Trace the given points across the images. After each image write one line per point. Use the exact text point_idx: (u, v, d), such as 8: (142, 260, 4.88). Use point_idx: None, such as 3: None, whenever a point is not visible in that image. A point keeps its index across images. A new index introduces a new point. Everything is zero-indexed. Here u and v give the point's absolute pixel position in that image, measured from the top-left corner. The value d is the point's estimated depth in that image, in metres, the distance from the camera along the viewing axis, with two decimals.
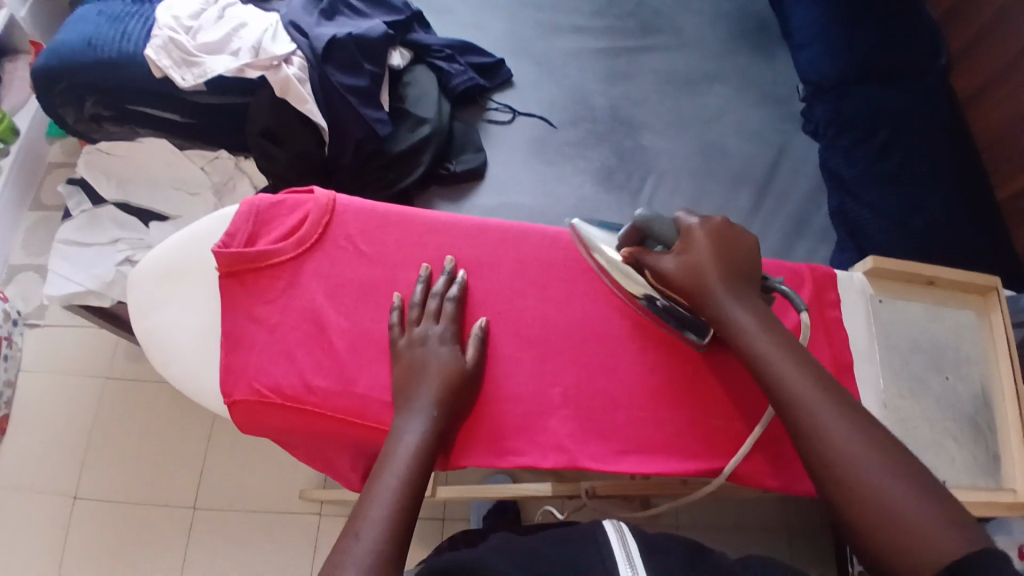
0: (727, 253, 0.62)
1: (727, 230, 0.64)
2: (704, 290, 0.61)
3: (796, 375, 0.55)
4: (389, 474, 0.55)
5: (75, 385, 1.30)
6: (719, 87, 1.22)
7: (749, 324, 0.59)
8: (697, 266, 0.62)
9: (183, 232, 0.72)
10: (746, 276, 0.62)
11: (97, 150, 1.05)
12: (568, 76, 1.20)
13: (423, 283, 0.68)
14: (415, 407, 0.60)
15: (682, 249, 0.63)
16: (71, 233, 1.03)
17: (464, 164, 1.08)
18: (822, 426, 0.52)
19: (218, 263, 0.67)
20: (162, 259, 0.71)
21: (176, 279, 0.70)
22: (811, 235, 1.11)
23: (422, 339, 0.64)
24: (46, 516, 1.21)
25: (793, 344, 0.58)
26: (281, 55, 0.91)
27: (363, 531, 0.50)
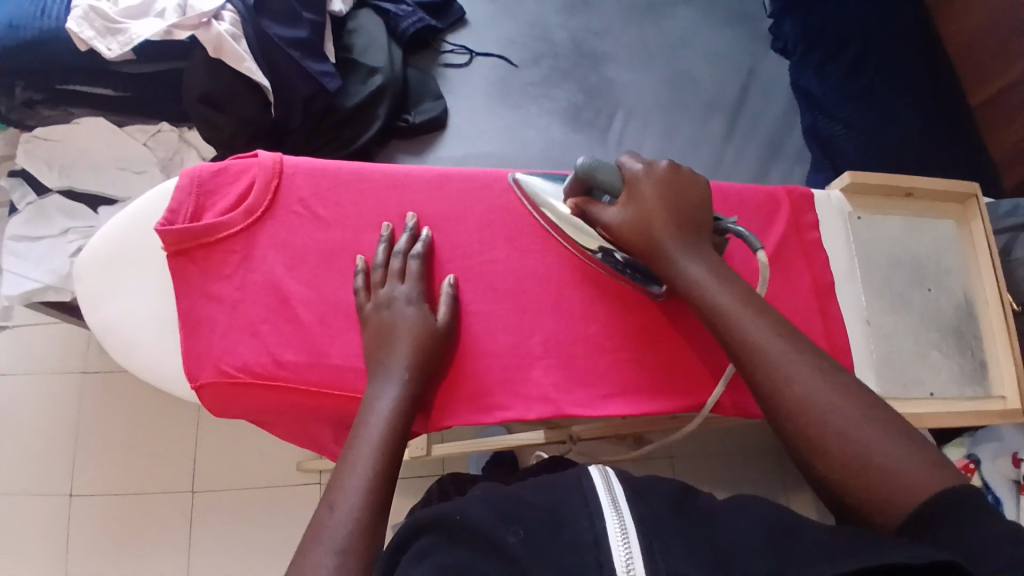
0: (676, 197, 0.59)
1: (680, 175, 0.61)
2: (651, 240, 0.58)
3: (754, 326, 0.52)
4: (362, 445, 0.53)
5: (53, 385, 1.26)
6: (683, 8, 1.16)
7: (704, 275, 0.56)
8: (642, 217, 0.59)
9: (124, 212, 0.67)
10: (698, 222, 0.59)
11: (34, 138, 0.98)
12: (524, 10, 1.14)
13: (385, 242, 0.64)
14: (387, 373, 0.58)
15: (629, 196, 0.60)
16: (21, 227, 0.96)
17: (423, 114, 1.03)
18: (780, 372, 0.49)
19: (165, 243, 0.63)
20: (106, 243, 0.66)
21: (125, 263, 0.66)
22: (785, 157, 1.08)
23: (387, 302, 0.61)
24: (44, 518, 1.20)
25: (747, 291, 0.55)
26: (209, 12, 0.83)
27: (338, 502, 0.49)
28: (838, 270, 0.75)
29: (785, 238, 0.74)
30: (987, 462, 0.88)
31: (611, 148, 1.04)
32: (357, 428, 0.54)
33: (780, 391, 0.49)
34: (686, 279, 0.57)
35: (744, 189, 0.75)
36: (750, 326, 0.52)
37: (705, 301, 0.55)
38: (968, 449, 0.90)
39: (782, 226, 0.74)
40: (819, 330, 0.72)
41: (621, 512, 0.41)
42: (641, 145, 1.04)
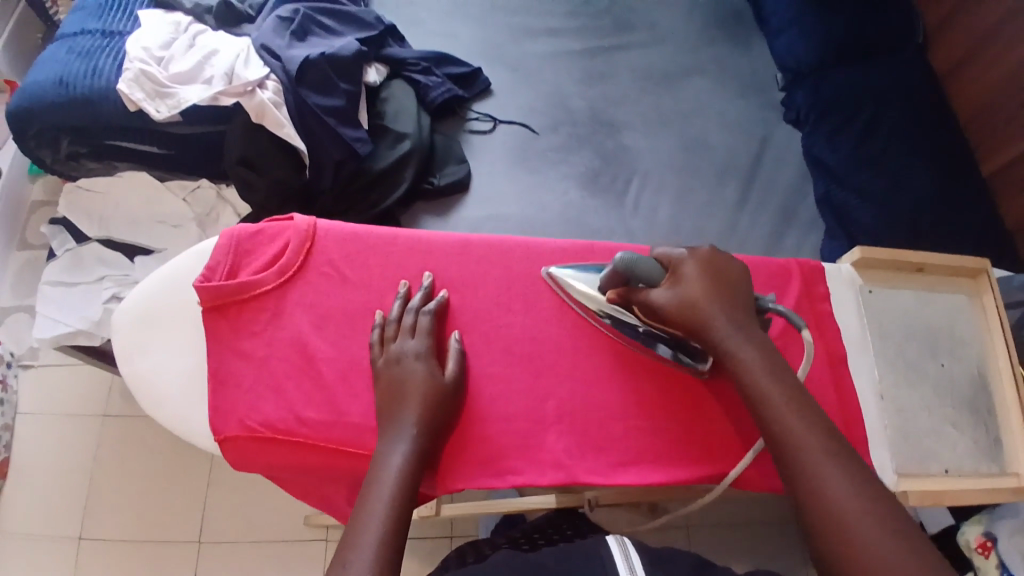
0: (718, 281, 0.62)
1: (719, 259, 0.64)
2: (697, 323, 0.60)
3: (794, 419, 0.55)
4: (375, 503, 0.54)
5: (73, 425, 1.29)
6: (698, 80, 1.21)
7: (750, 357, 0.58)
8: (687, 297, 0.61)
9: (162, 270, 0.71)
10: (744, 305, 0.62)
11: (77, 189, 1.05)
12: (545, 81, 1.20)
13: (401, 299, 0.67)
14: (399, 427, 0.59)
15: (672, 278, 0.63)
16: (57, 274, 1.02)
17: (447, 177, 1.07)
18: (813, 467, 0.52)
19: (201, 298, 0.66)
20: (144, 299, 0.70)
21: (160, 318, 0.69)
22: (800, 225, 1.08)
23: (397, 358, 0.63)
24: (53, 560, 1.20)
25: (791, 380, 0.58)
26: (254, 81, 0.90)
27: (354, 560, 0.49)
28: (851, 341, 0.76)
29: (799, 306, 0.75)
30: (1003, 540, 0.85)
31: (627, 212, 1.07)
32: (372, 481, 0.56)
33: (811, 487, 0.52)
34: (735, 357, 0.59)
35: (757, 260, 0.78)
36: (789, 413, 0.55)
37: (753, 385, 0.57)
38: (987, 526, 0.87)
39: (794, 298, 0.75)
40: (833, 401, 0.72)
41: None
42: (656, 210, 1.07)
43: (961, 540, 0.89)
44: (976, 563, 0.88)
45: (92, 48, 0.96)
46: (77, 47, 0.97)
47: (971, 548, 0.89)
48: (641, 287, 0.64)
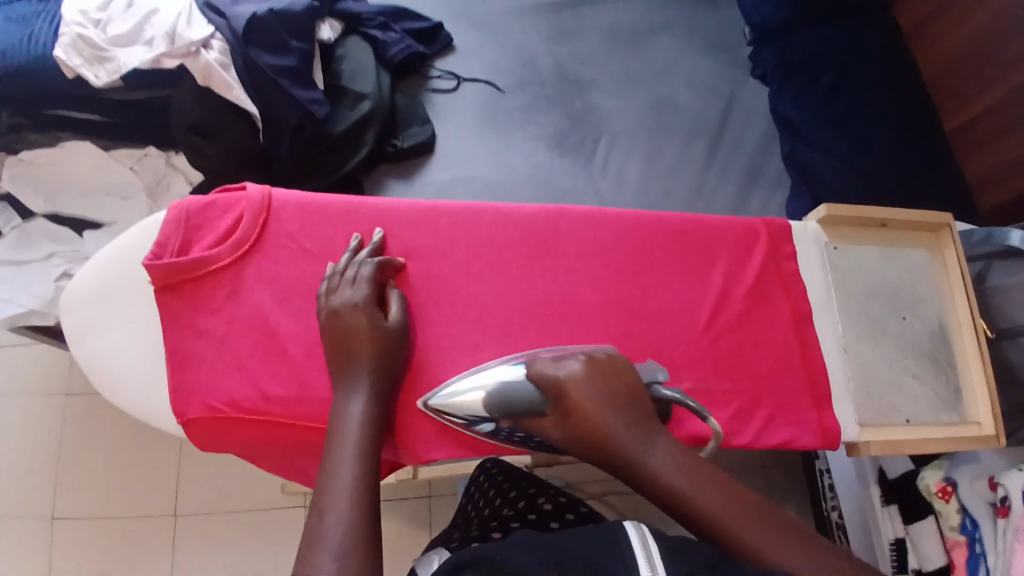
0: (608, 387, 0.55)
1: (601, 363, 0.58)
2: (603, 441, 0.52)
3: (734, 516, 0.47)
4: (342, 457, 0.53)
5: (34, 405, 1.25)
6: (666, 35, 1.18)
7: (672, 471, 0.50)
8: (582, 420, 0.53)
9: (109, 247, 0.67)
10: (642, 407, 0.54)
11: (21, 161, 0.96)
12: (510, 37, 1.16)
13: (348, 253, 0.65)
14: (354, 384, 0.59)
15: (559, 406, 0.55)
16: (4, 251, 0.97)
17: (410, 139, 1.04)
18: (780, 562, 0.44)
19: (152, 276, 0.63)
20: (89, 279, 0.66)
21: (111, 299, 0.66)
22: (765, 183, 1.09)
23: (333, 312, 0.62)
24: (24, 541, 1.18)
25: (716, 475, 0.50)
26: (199, 40, 0.85)
27: (329, 512, 0.48)
28: (816, 298, 0.78)
29: (763, 267, 0.76)
30: (964, 486, 0.88)
31: (595, 173, 1.06)
32: (336, 438, 0.55)
33: None
34: (661, 480, 0.49)
35: (724, 220, 0.77)
36: (755, 543, 0.45)
37: (699, 513, 0.47)
38: (947, 472, 0.91)
39: (758, 262, 0.76)
40: (795, 357, 0.74)
41: (655, 564, 0.42)
42: (624, 170, 1.06)
43: (922, 485, 0.92)
44: (936, 507, 0.92)
45: (31, 13, 0.87)
46: (13, 12, 0.88)
47: (930, 493, 0.91)
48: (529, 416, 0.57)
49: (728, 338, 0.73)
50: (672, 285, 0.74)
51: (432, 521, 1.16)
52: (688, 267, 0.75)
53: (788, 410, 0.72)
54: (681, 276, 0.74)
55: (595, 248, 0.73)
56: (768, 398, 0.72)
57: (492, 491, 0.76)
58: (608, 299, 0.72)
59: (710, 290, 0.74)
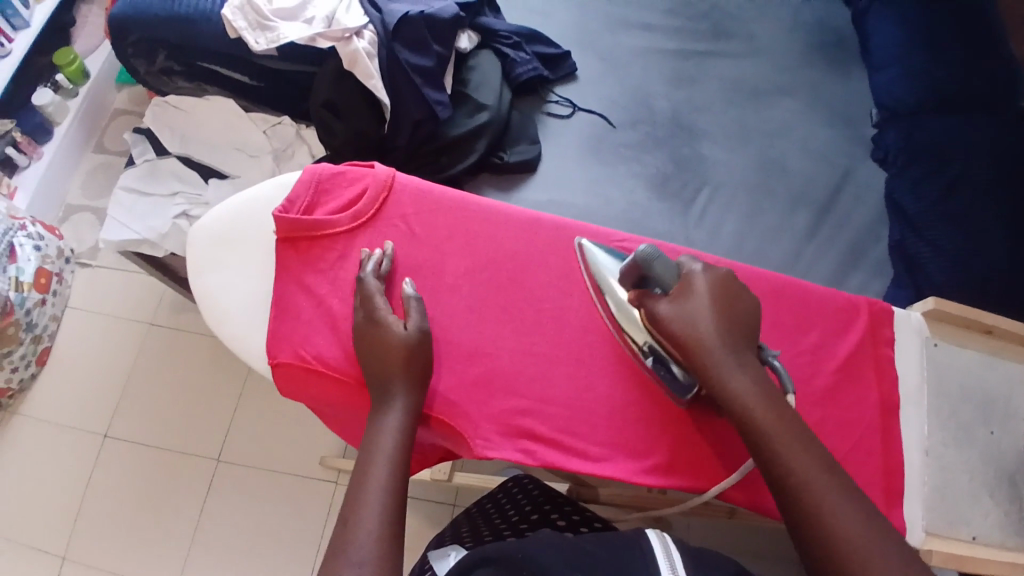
0: (732, 308, 0.61)
1: (730, 283, 0.63)
2: (702, 347, 0.59)
3: (785, 443, 0.56)
4: (379, 458, 0.57)
5: (121, 326, 1.39)
6: (788, 101, 1.17)
7: (747, 385, 0.58)
8: (690, 319, 0.60)
9: (243, 195, 0.74)
10: (748, 337, 0.61)
11: (165, 103, 1.10)
12: (632, 75, 1.19)
13: (366, 264, 0.68)
14: (391, 388, 0.61)
15: (681, 290, 0.62)
16: (133, 181, 1.07)
17: (517, 155, 1.07)
18: (803, 477, 0.54)
19: (277, 228, 0.70)
20: (221, 219, 0.72)
21: (234, 241, 0.72)
22: (865, 268, 1.05)
23: (356, 328, 0.65)
24: (81, 450, 1.29)
25: (789, 412, 0.58)
26: (352, 28, 0.93)
27: (362, 516, 0.53)
28: (908, 390, 0.75)
29: (856, 346, 0.74)
30: None
31: (691, 222, 1.06)
32: (374, 436, 0.58)
33: (825, 525, 0.52)
34: (734, 392, 0.58)
35: (826, 290, 0.76)
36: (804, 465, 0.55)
37: (756, 419, 0.57)
38: None
39: (857, 337, 0.75)
40: (877, 446, 0.72)
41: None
42: (721, 227, 1.06)
43: None
44: None
45: None
46: None
47: None
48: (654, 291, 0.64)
49: (811, 411, 0.71)
50: (764, 342, 0.73)
51: None
52: (784, 330, 0.74)
53: None
54: (775, 337, 0.74)
55: None
56: None
57: (508, 504, 0.77)
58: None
59: (799, 358, 0.73)
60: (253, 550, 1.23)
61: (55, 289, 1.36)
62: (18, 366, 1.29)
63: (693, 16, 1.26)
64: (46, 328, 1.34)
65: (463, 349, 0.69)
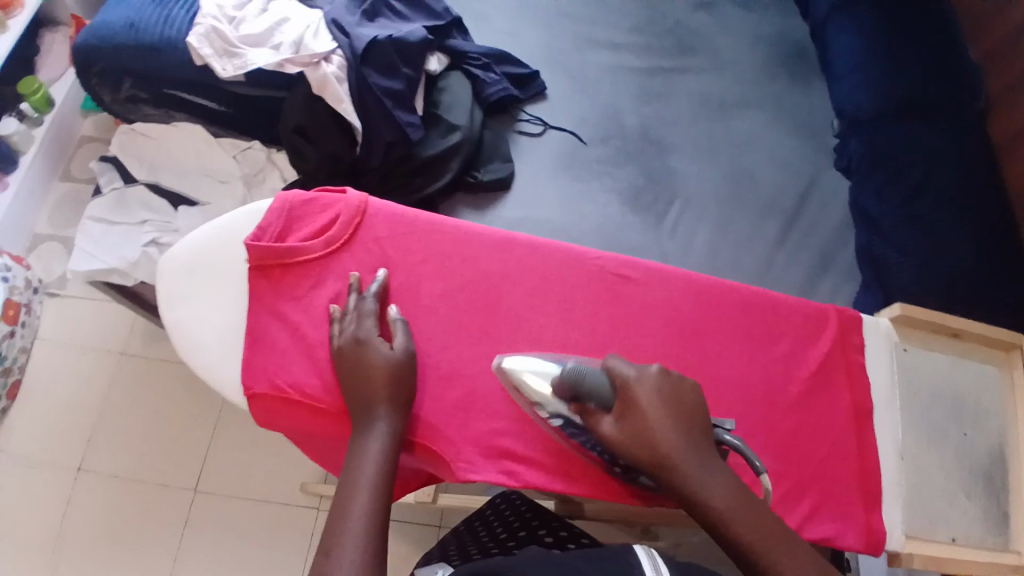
0: (679, 410, 0.60)
1: (669, 378, 0.63)
2: (662, 463, 0.58)
3: (770, 544, 0.55)
4: (360, 493, 0.57)
5: (91, 357, 1.36)
6: (753, 113, 1.20)
7: (717, 492, 0.57)
8: (644, 434, 0.59)
9: (214, 224, 0.72)
10: (701, 434, 0.60)
11: (133, 130, 1.09)
12: (601, 93, 1.21)
13: (353, 288, 0.69)
14: (371, 417, 0.62)
15: (625, 405, 0.60)
16: (101, 211, 1.05)
17: (491, 173, 1.08)
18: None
19: (250, 256, 0.70)
20: (191, 249, 0.71)
21: (205, 271, 0.71)
22: (836, 274, 1.07)
23: (353, 340, 0.65)
24: (52, 486, 1.26)
25: (761, 507, 0.57)
26: (321, 54, 0.94)
27: (343, 551, 0.53)
28: (881, 396, 0.76)
29: (827, 353, 0.76)
30: None
31: (665, 234, 1.08)
32: (354, 465, 0.59)
33: None
34: (705, 501, 0.57)
35: (796, 300, 0.78)
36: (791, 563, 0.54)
37: (733, 529, 0.56)
38: None
39: (827, 346, 0.76)
40: (853, 453, 0.73)
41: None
42: (694, 238, 1.07)
43: None
44: None
45: None
46: None
47: None
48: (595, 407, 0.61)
49: (787, 419, 0.73)
50: (737, 354, 0.74)
51: None
52: (756, 339, 0.75)
53: (838, 503, 0.71)
54: (747, 348, 0.75)
55: (666, 306, 0.75)
56: (815, 486, 0.71)
57: (497, 521, 0.77)
58: (670, 355, 0.73)
59: (772, 366, 0.75)
60: None
61: (24, 320, 1.32)
62: None
63: (658, 34, 1.29)
64: (16, 360, 1.31)
65: (441, 370, 0.69)
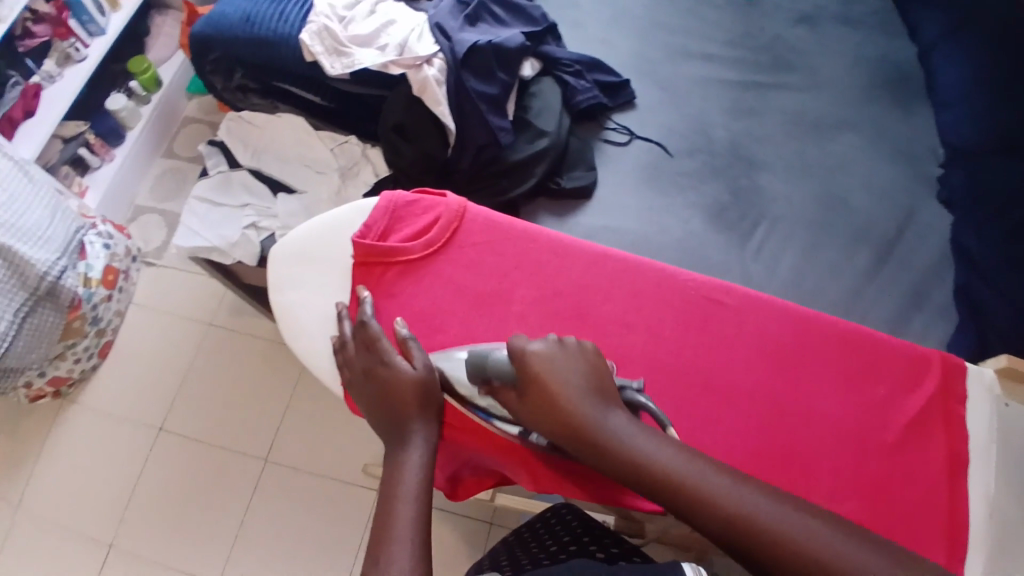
0: (579, 372, 0.64)
1: (568, 345, 0.66)
2: (571, 423, 0.61)
3: (699, 478, 0.57)
4: (404, 500, 0.61)
5: (180, 326, 1.45)
6: (851, 135, 1.16)
7: (629, 439, 0.60)
8: (545, 401, 0.62)
9: (322, 218, 0.81)
10: (607, 388, 0.64)
11: (239, 118, 1.16)
12: (691, 105, 1.19)
13: (348, 320, 0.75)
14: (407, 433, 0.66)
15: (520, 376, 0.64)
16: (206, 190, 1.13)
17: (574, 180, 1.09)
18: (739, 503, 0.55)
19: (355, 250, 0.78)
20: (301, 240, 0.80)
21: (313, 261, 0.79)
22: (929, 310, 1.02)
23: (368, 371, 0.70)
24: (135, 442, 1.36)
25: (678, 445, 0.60)
26: (424, 56, 0.98)
27: (394, 557, 0.57)
28: (977, 447, 0.73)
29: (925, 403, 0.74)
30: None
31: (748, 255, 1.06)
32: (398, 473, 0.63)
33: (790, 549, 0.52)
34: (624, 453, 0.59)
35: (898, 342, 0.76)
36: (725, 491, 0.56)
37: (649, 471, 0.58)
38: None
39: (928, 393, 0.74)
40: (943, 508, 0.70)
41: None
42: (780, 261, 1.05)
43: None
44: None
45: None
46: None
47: None
48: (502, 386, 0.66)
49: (876, 465, 0.71)
50: (829, 392, 0.74)
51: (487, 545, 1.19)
52: (851, 380, 0.74)
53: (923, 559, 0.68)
54: (842, 387, 0.74)
55: (758, 333, 0.76)
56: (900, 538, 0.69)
57: (547, 535, 0.77)
58: (760, 384, 0.74)
59: (867, 410, 0.73)
60: (295, 552, 1.26)
61: (121, 286, 1.43)
62: (81, 357, 1.36)
63: (755, 47, 1.26)
64: (111, 322, 1.42)
65: None
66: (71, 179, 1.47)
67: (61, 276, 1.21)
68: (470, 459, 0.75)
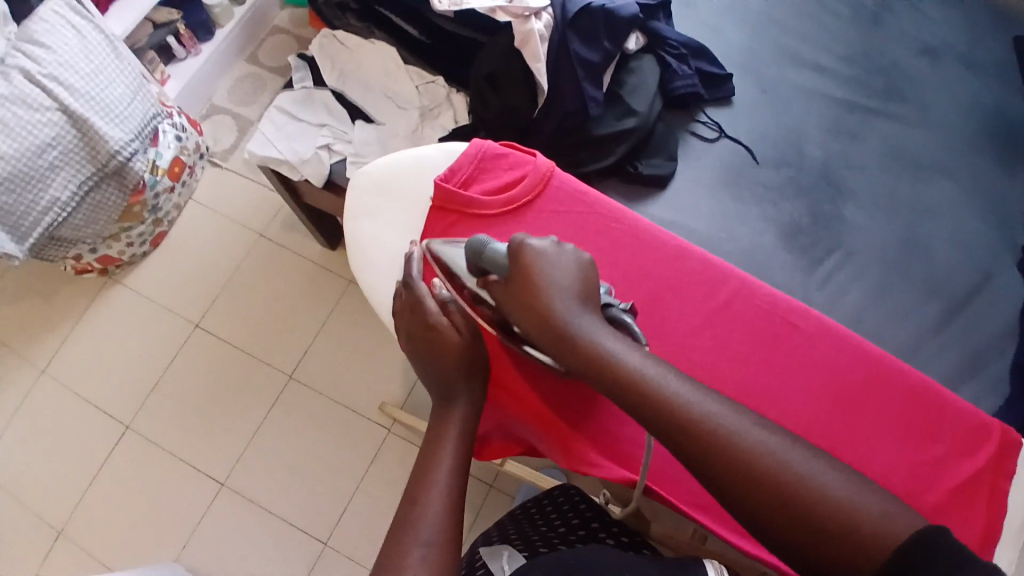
0: (568, 274, 0.63)
1: (563, 251, 0.65)
2: (546, 320, 0.61)
3: (674, 395, 0.55)
4: (445, 451, 0.62)
5: (233, 230, 1.48)
6: (949, 181, 1.09)
7: (604, 345, 0.59)
8: (527, 297, 0.62)
9: (407, 154, 0.84)
10: (589, 297, 0.63)
11: (332, 37, 1.15)
12: (790, 114, 1.14)
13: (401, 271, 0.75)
14: (454, 387, 0.67)
15: (512, 270, 0.65)
16: (288, 103, 1.13)
17: (651, 168, 1.05)
18: (729, 433, 0.52)
19: (437, 193, 0.80)
20: (384, 174, 0.83)
21: (392, 196, 0.82)
22: (986, 380, 0.96)
23: (415, 324, 0.70)
24: (170, 332, 1.40)
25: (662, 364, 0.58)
26: (533, 8, 0.95)
27: (425, 504, 0.58)
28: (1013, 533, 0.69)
29: (975, 473, 0.71)
30: None
31: (812, 282, 1.02)
32: (439, 433, 0.64)
33: (788, 490, 0.50)
34: (598, 356, 0.58)
35: (960, 403, 0.74)
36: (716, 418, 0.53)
37: (617, 378, 0.57)
38: None
39: (980, 463, 0.71)
40: None
41: None
42: (844, 295, 1.00)
43: None
44: None
45: None
46: None
47: None
48: (494, 277, 0.67)
49: None
50: (881, 440, 0.72)
51: (483, 505, 1.20)
52: (908, 431, 0.73)
53: None
54: (896, 439, 0.72)
55: (823, 362, 0.75)
56: None
57: (554, 512, 0.77)
58: (815, 416, 0.73)
59: (918, 467, 0.71)
60: (298, 471, 1.29)
61: (185, 181, 1.45)
62: (134, 241, 1.40)
63: (871, 68, 1.19)
64: (168, 214, 1.45)
65: None
66: (155, 65, 1.49)
67: (131, 157, 1.23)
68: (507, 424, 0.75)
